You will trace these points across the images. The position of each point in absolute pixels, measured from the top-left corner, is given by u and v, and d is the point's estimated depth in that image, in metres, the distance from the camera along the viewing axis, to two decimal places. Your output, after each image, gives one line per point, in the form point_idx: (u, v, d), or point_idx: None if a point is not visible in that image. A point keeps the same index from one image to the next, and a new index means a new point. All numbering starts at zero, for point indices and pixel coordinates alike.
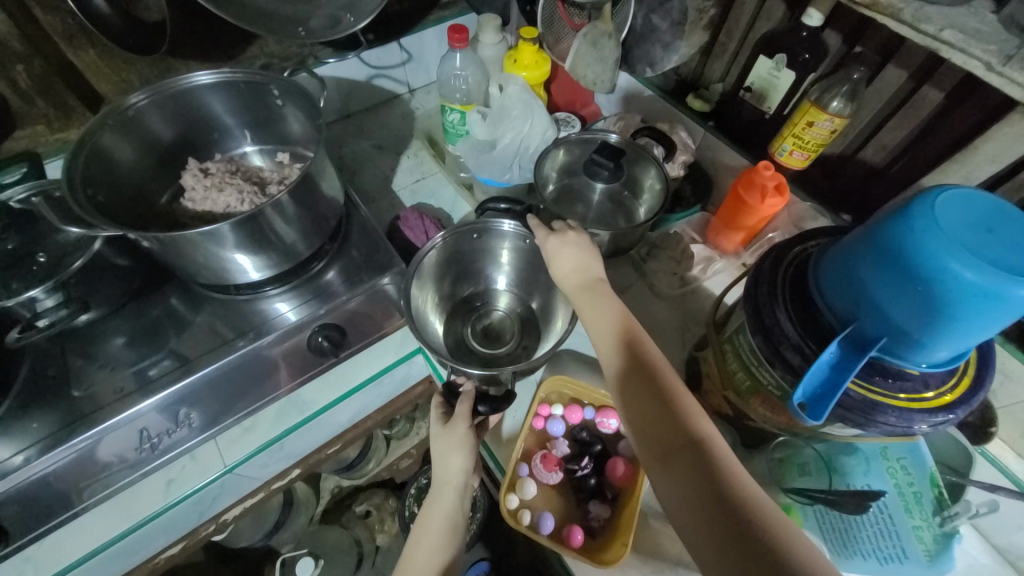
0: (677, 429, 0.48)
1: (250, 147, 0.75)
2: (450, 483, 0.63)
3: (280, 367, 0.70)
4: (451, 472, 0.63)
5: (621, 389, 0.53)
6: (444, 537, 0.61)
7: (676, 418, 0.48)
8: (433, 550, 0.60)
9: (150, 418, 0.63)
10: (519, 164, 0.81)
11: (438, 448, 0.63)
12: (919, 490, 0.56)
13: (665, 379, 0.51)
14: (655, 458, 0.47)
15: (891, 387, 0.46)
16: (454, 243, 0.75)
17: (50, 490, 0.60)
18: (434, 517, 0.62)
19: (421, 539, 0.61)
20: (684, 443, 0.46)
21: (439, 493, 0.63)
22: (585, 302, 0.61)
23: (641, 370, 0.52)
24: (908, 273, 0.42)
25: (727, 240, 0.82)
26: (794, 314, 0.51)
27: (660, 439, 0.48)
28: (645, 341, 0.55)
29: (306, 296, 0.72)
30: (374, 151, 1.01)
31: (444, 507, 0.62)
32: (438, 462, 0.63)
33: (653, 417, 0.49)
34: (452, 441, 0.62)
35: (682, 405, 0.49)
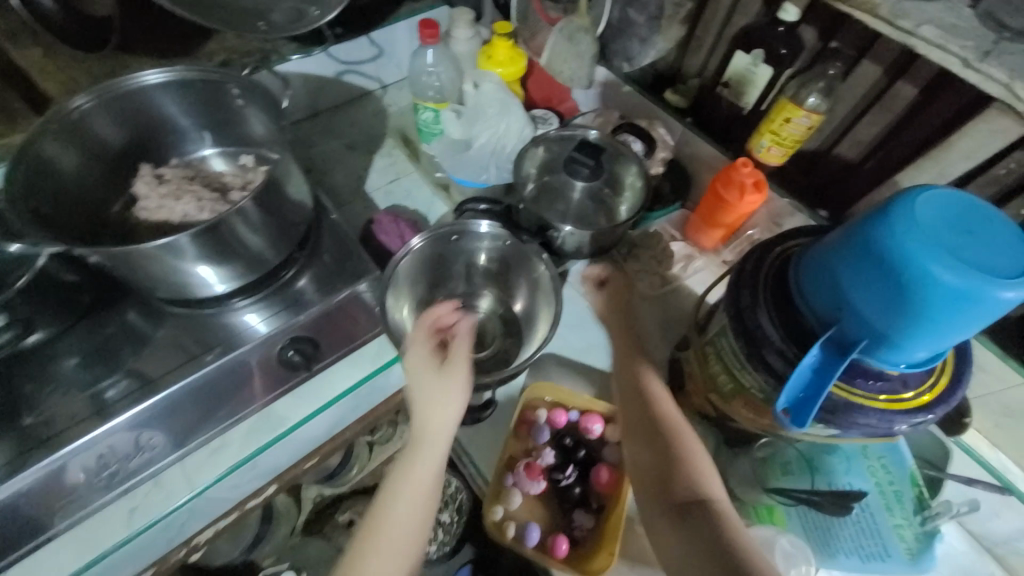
0: (685, 484, 0.54)
1: (209, 150, 0.70)
2: (437, 436, 0.61)
3: (250, 382, 0.66)
4: (439, 425, 0.61)
5: (637, 442, 0.59)
6: (424, 497, 0.60)
7: (686, 473, 0.55)
8: (411, 508, 0.59)
9: (112, 442, 0.60)
10: (497, 164, 0.78)
11: (432, 395, 0.62)
12: (899, 489, 0.57)
13: (681, 437, 0.58)
14: (665, 512, 0.54)
15: (871, 389, 0.46)
16: (431, 247, 0.74)
17: (1, 528, 0.56)
18: (417, 475, 0.60)
19: (397, 492, 0.59)
20: (693, 500, 0.53)
21: (422, 446, 0.61)
22: (618, 358, 0.67)
23: (660, 428, 0.59)
24: (892, 279, 0.42)
25: (706, 237, 0.82)
26: (775, 316, 0.50)
27: (671, 494, 0.54)
28: (665, 401, 0.62)
29: (278, 305, 0.69)
30: (345, 151, 0.97)
31: (427, 466, 0.60)
32: (425, 414, 0.62)
33: (666, 471, 0.56)
34: (447, 389, 0.62)
35: (692, 462, 0.56)
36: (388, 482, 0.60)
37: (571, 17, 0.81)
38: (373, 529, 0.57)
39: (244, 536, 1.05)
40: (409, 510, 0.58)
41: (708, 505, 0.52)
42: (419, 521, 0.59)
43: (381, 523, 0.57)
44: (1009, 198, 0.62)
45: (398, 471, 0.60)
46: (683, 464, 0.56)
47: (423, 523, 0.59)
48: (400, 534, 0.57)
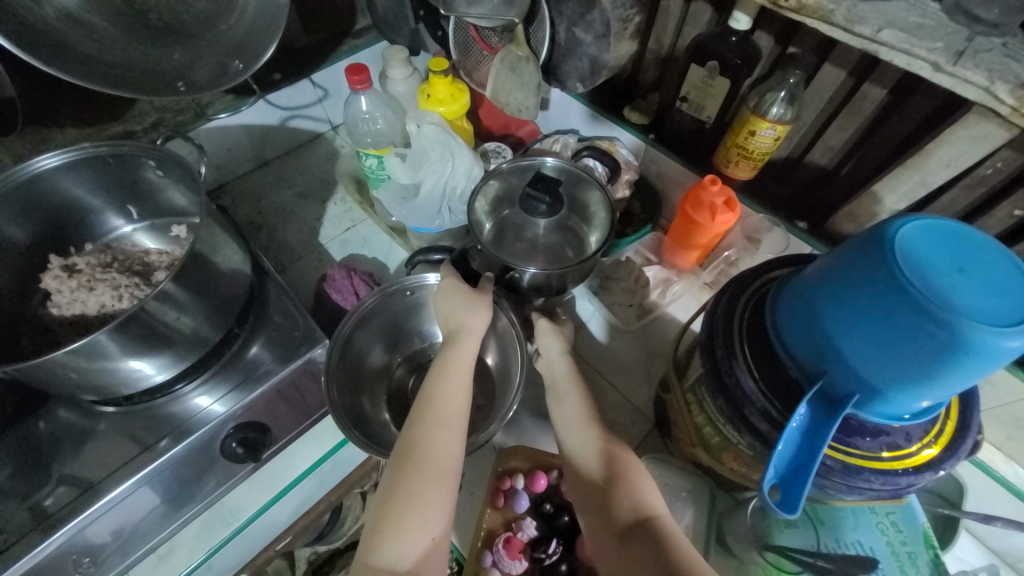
0: (627, 505, 0.49)
1: (129, 226, 0.66)
2: (469, 337, 0.61)
3: (202, 480, 0.60)
4: (468, 331, 0.61)
5: (585, 491, 0.53)
6: (463, 382, 0.58)
7: (625, 491, 0.50)
8: (455, 400, 0.56)
9: (56, 559, 0.54)
10: (449, 207, 0.74)
11: (461, 304, 0.62)
12: (912, 550, 0.50)
13: (621, 459, 0.53)
14: (611, 537, 0.49)
15: (871, 446, 0.41)
16: (385, 303, 0.67)
17: None
18: (454, 367, 0.59)
19: (441, 385, 0.57)
20: (635, 518, 0.48)
21: (455, 351, 0.60)
22: (565, 382, 0.62)
23: (602, 458, 0.54)
24: (882, 324, 0.36)
25: (682, 259, 0.77)
26: (755, 368, 0.45)
27: (615, 518, 0.49)
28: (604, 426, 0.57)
29: (230, 382, 0.65)
30: (297, 201, 0.92)
31: (464, 358, 0.60)
32: (457, 316, 0.62)
33: (608, 489, 0.51)
34: (476, 301, 0.63)
35: (631, 479, 0.51)
36: (428, 378, 0.58)
37: (510, 46, 0.76)
38: (420, 416, 0.55)
39: None
40: (453, 401, 0.56)
41: (650, 525, 0.47)
42: (462, 411, 0.57)
43: (426, 414, 0.55)
44: (998, 200, 0.57)
45: (438, 369, 0.59)
46: (625, 487, 0.51)
47: (465, 411, 0.57)
48: (447, 428, 0.54)
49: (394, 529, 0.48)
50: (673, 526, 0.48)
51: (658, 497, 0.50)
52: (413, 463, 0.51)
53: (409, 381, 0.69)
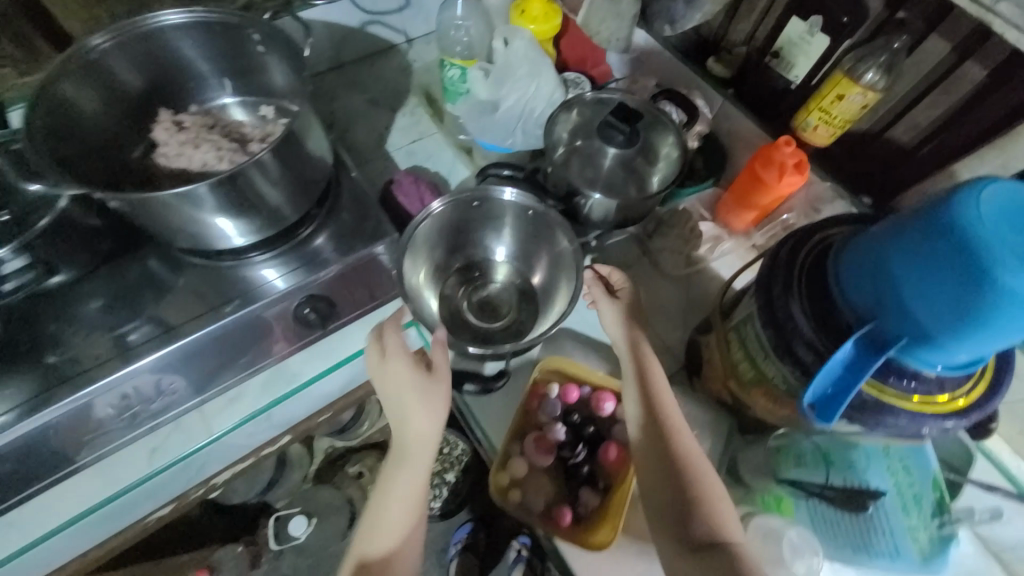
0: (701, 524, 0.51)
1: (229, 98, 0.69)
2: (423, 436, 0.60)
3: (263, 334, 0.67)
4: (415, 439, 0.60)
5: (656, 491, 0.55)
6: (414, 488, 0.60)
7: (700, 510, 0.52)
8: (403, 511, 0.59)
9: (140, 382, 0.62)
10: (523, 129, 0.76)
11: (404, 412, 0.60)
12: (918, 492, 0.57)
13: (697, 472, 0.54)
14: (681, 550, 0.51)
15: (903, 389, 0.44)
16: (452, 212, 0.72)
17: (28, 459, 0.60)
18: (405, 476, 0.60)
19: (391, 495, 0.60)
20: (707, 539, 0.50)
21: (406, 458, 0.60)
22: (612, 323, 0.64)
23: (675, 466, 0.55)
24: (943, 274, 0.39)
25: (738, 219, 0.77)
26: (809, 306, 0.48)
27: (685, 534, 0.51)
28: (677, 428, 0.57)
29: (296, 263, 0.69)
30: (367, 106, 0.93)
31: (413, 465, 0.60)
32: (409, 417, 0.60)
33: (670, 505, 0.54)
34: (425, 405, 0.60)
35: (705, 503, 0.53)
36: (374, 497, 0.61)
37: None
38: (365, 544, 0.58)
39: (260, 479, 1.10)
40: (394, 525, 0.59)
41: (724, 546, 0.50)
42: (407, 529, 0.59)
43: (370, 539, 0.58)
44: None
45: (387, 482, 0.60)
46: (702, 505, 0.53)
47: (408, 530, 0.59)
48: (392, 540, 0.58)
49: None
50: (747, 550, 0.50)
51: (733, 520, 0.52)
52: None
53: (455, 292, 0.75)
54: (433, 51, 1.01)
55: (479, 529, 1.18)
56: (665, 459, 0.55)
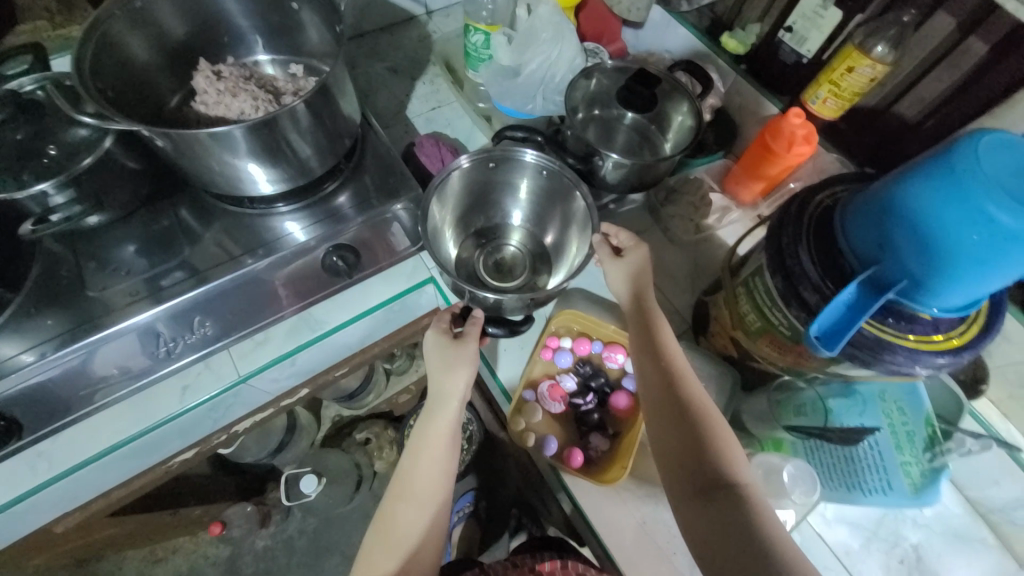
0: (710, 468, 0.53)
1: (263, 55, 0.72)
2: (452, 399, 0.63)
3: (285, 280, 0.71)
4: (448, 396, 0.63)
5: (666, 439, 0.56)
6: (441, 451, 0.63)
7: (709, 455, 0.54)
8: (433, 470, 0.62)
9: (162, 324, 0.65)
10: (543, 94, 0.82)
11: (436, 367, 0.63)
12: (911, 429, 0.61)
13: (707, 420, 0.56)
14: (689, 493, 0.53)
15: (902, 329, 0.48)
16: (474, 171, 0.74)
17: (45, 403, 0.62)
18: (433, 437, 0.63)
19: (421, 454, 0.63)
20: (715, 480, 0.52)
21: (435, 421, 0.63)
22: (621, 281, 0.66)
23: (684, 415, 0.56)
24: (943, 216, 0.42)
25: (745, 190, 0.78)
26: (816, 255, 0.52)
27: (694, 477, 0.53)
28: (687, 378, 0.59)
29: (319, 217, 0.72)
30: (388, 74, 0.95)
31: (442, 429, 0.63)
32: (438, 378, 0.63)
33: (679, 451, 0.55)
34: (459, 358, 0.62)
35: (715, 447, 0.54)
36: (408, 449, 0.64)
37: None
38: (400, 492, 0.62)
39: (270, 439, 1.11)
40: (427, 478, 0.62)
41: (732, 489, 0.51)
42: (439, 483, 0.62)
43: (404, 488, 0.62)
44: None
45: (416, 445, 0.63)
46: (711, 452, 0.54)
47: (439, 482, 0.62)
48: (423, 491, 0.62)
49: (370, 566, 0.59)
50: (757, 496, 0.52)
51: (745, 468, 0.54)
52: (389, 529, 0.61)
53: (467, 253, 0.77)
54: (455, 23, 1.02)
55: (483, 496, 1.21)
56: (675, 407, 0.57)
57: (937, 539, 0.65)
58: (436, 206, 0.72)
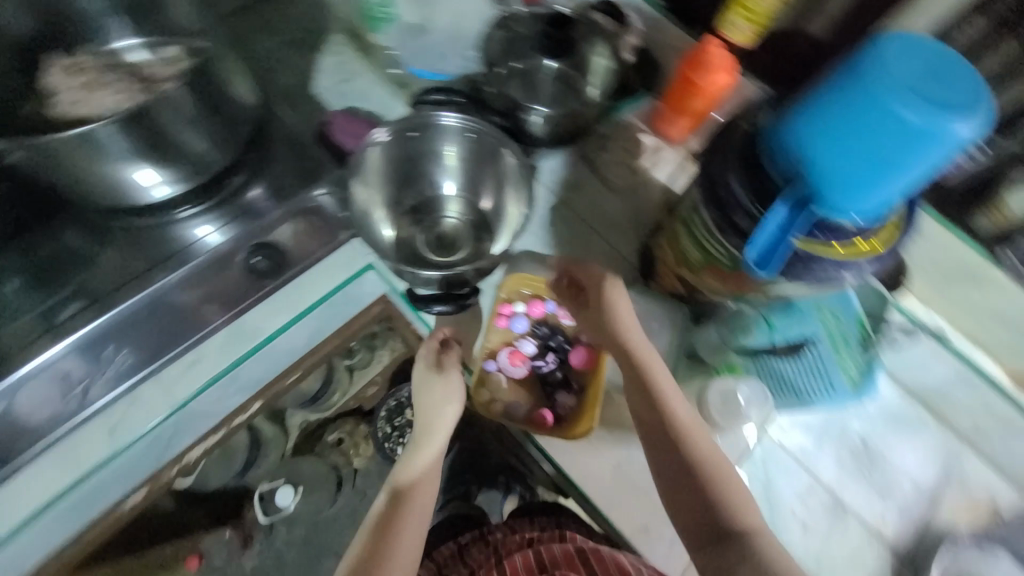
0: (721, 518, 0.56)
1: (133, 41, 0.65)
2: (439, 430, 0.65)
3: (206, 285, 0.66)
4: (439, 426, 0.64)
5: (674, 490, 0.58)
6: (431, 477, 0.64)
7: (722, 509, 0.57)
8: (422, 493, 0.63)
9: (72, 362, 0.62)
10: (456, 54, 0.80)
11: (431, 397, 0.65)
12: (846, 332, 0.65)
13: (708, 464, 0.58)
14: (705, 547, 0.57)
15: (829, 239, 0.50)
16: (396, 144, 0.70)
17: None
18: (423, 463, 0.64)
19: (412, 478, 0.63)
20: (729, 533, 0.56)
21: (426, 445, 0.65)
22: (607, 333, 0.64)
23: (688, 463, 0.58)
24: (855, 124, 0.43)
25: (675, 128, 0.73)
26: (744, 180, 0.52)
27: (709, 532, 0.57)
28: (690, 431, 0.59)
29: (231, 215, 0.68)
30: (285, 48, 0.85)
31: (433, 453, 0.65)
32: (429, 410, 0.65)
33: (691, 508, 0.57)
34: (449, 389, 0.65)
35: (721, 495, 0.57)
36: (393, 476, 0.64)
37: None
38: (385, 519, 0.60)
39: (236, 459, 1.06)
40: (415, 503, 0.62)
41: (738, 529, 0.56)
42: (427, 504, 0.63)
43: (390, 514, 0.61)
44: None
45: (405, 472, 0.63)
46: (719, 502, 0.57)
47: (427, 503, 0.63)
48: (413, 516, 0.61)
49: None
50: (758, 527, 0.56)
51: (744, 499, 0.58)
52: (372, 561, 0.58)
53: (405, 232, 0.72)
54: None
55: None
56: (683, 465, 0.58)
57: (879, 426, 0.72)
58: (362, 186, 0.68)
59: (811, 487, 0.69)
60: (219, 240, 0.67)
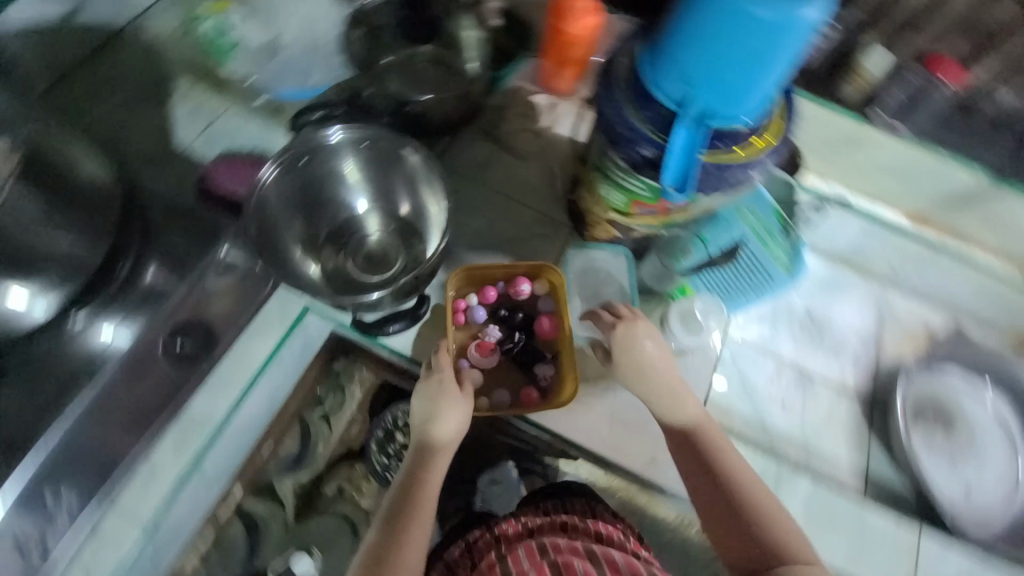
0: (761, 537, 0.57)
1: None
2: (445, 444, 0.61)
3: (130, 392, 0.59)
4: (444, 438, 0.61)
5: (709, 512, 0.59)
6: (433, 496, 0.60)
7: (762, 530, 0.57)
8: (426, 503, 0.60)
9: (17, 526, 0.54)
10: (318, 65, 0.75)
11: (437, 408, 0.60)
12: (768, 225, 0.65)
13: (740, 478, 0.59)
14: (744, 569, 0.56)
15: (728, 147, 0.53)
16: (288, 176, 0.65)
17: None
18: (430, 479, 0.60)
19: (406, 539, 0.57)
20: (768, 554, 0.56)
21: (419, 500, 0.59)
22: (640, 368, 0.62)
23: (718, 482, 0.59)
24: (721, 36, 0.45)
25: (562, 81, 0.75)
26: (640, 113, 0.53)
27: (748, 553, 0.57)
28: (729, 461, 0.60)
29: (130, 307, 0.63)
30: (125, 109, 0.75)
31: (432, 489, 0.60)
32: (433, 424, 0.60)
33: (729, 530, 0.58)
34: (455, 405, 0.61)
35: (762, 517, 0.57)
36: (396, 487, 0.60)
37: None
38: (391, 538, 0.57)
39: None
40: (421, 517, 0.59)
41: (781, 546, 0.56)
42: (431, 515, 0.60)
43: (395, 530, 0.58)
44: None
45: (405, 503, 0.59)
46: (764, 529, 0.57)
47: (432, 515, 0.60)
48: (418, 527, 0.58)
49: None
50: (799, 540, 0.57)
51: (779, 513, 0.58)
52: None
53: (330, 263, 0.67)
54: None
55: None
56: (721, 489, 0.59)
57: (813, 294, 0.81)
58: (270, 230, 0.63)
59: (778, 369, 0.76)
60: (126, 338, 0.61)
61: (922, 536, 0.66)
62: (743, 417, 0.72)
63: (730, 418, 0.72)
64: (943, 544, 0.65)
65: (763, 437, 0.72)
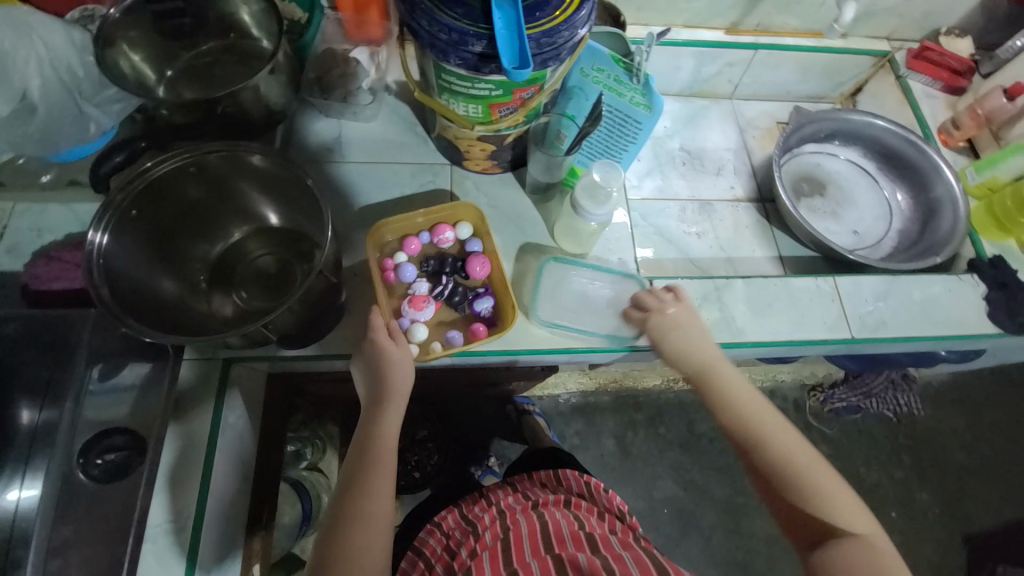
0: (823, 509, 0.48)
1: None
2: (397, 390, 0.56)
3: (71, 547, 0.51)
4: (393, 387, 0.56)
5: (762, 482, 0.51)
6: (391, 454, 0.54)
7: (825, 503, 0.48)
8: (385, 457, 0.53)
9: None
10: (89, 109, 0.61)
11: (374, 360, 0.56)
12: (614, 74, 0.66)
13: (800, 451, 0.50)
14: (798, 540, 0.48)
15: (547, 13, 0.53)
16: (124, 236, 0.55)
17: None
18: (385, 436, 0.54)
19: (368, 497, 0.51)
20: (826, 524, 0.48)
21: (374, 458, 0.53)
22: (680, 346, 0.58)
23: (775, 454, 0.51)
24: None
25: (370, 27, 0.73)
26: (454, 12, 0.52)
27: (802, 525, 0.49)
28: (788, 433, 0.52)
29: (23, 460, 0.54)
30: None
31: (391, 443, 0.54)
32: (376, 374, 0.56)
33: (781, 500, 0.50)
34: (396, 359, 0.57)
35: (827, 492, 0.48)
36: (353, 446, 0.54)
37: None
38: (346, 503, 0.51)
39: None
40: (380, 469, 0.52)
41: (847, 557, 0.45)
42: (393, 469, 0.53)
43: (352, 488, 0.51)
44: None
45: (363, 467, 0.52)
46: (826, 502, 0.48)
47: (394, 468, 0.53)
48: (377, 486, 0.51)
49: None
50: (880, 551, 0.46)
51: (857, 514, 0.48)
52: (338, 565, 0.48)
53: (228, 306, 0.61)
54: None
55: None
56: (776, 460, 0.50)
57: (679, 131, 0.88)
58: (135, 300, 0.53)
59: (681, 208, 0.83)
60: (40, 489, 0.53)
61: (836, 280, 0.77)
62: (673, 258, 0.79)
63: (662, 269, 0.78)
64: (855, 279, 0.77)
65: (694, 269, 0.80)
